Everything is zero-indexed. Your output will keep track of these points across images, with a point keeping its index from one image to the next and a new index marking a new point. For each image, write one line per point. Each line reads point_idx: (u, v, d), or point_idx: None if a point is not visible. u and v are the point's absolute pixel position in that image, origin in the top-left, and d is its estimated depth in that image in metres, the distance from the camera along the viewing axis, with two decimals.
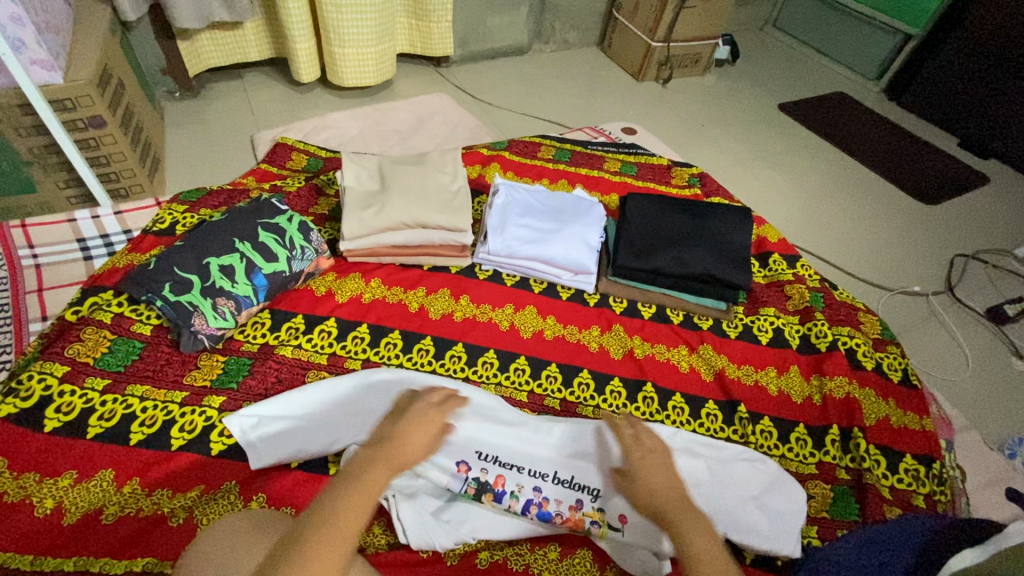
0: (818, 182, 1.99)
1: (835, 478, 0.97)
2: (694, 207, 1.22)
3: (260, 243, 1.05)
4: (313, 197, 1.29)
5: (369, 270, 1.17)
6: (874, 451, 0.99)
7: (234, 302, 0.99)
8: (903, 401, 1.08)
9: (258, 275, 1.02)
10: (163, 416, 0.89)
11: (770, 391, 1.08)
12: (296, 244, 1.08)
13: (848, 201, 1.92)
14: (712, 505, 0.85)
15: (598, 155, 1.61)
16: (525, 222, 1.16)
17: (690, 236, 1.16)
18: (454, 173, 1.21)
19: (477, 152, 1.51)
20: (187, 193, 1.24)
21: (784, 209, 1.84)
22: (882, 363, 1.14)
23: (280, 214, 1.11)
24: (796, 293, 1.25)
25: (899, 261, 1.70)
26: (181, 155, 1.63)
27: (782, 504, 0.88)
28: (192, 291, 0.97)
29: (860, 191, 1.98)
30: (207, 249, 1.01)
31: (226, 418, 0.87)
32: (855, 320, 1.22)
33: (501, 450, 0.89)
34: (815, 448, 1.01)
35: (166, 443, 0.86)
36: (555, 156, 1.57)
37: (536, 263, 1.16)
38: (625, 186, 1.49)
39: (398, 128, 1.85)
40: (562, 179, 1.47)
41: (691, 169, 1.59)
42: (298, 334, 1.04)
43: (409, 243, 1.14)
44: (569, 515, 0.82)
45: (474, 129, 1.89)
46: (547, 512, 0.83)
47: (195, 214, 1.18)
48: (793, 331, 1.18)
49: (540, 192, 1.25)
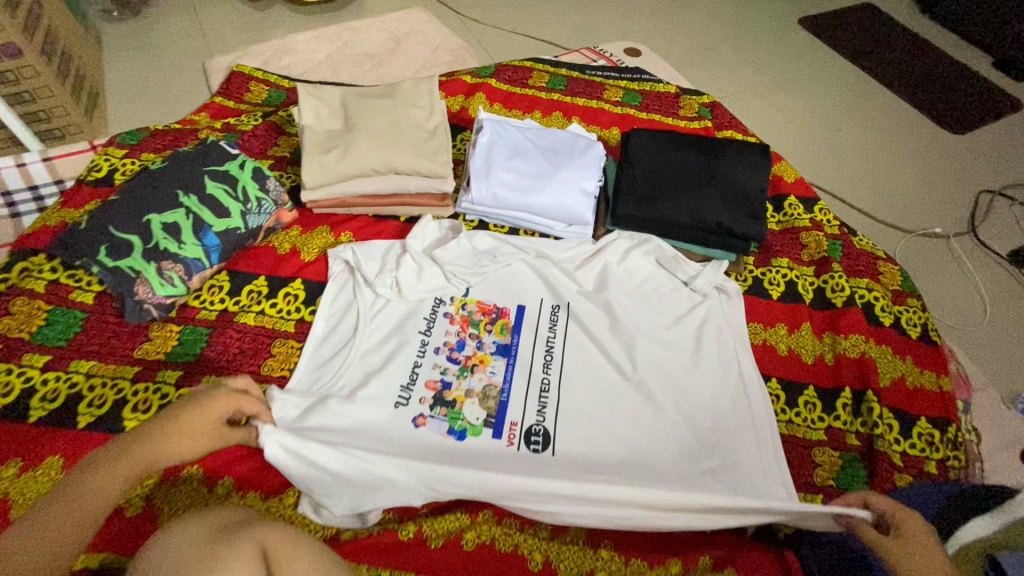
0: (842, 108, 1.77)
1: (845, 444, 0.91)
2: (704, 142, 1.08)
3: (207, 196, 0.91)
4: (272, 137, 1.12)
5: (338, 222, 1.03)
6: (888, 415, 0.93)
7: (182, 266, 0.87)
8: (921, 359, 1.01)
9: (208, 233, 0.89)
10: (113, 394, 0.81)
11: (779, 351, 1.00)
12: (252, 195, 0.94)
13: (876, 131, 1.72)
14: (477, 284, 0.99)
15: (597, 81, 1.37)
16: (513, 166, 1.03)
17: (704, 179, 1.03)
18: (431, 107, 1.03)
19: (459, 79, 1.31)
20: (127, 133, 1.10)
21: (802, 140, 1.64)
22: (901, 318, 1.06)
23: (229, 160, 0.95)
24: (812, 242, 1.13)
25: (924, 202, 1.53)
26: (127, 90, 1.44)
27: (488, 284, 1.00)
28: (133, 254, 0.84)
29: (886, 119, 1.77)
30: (148, 205, 0.88)
31: (726, 330, 0.98)
32: (874, 271, 1.11)
33: (420, 262, 0.96)
34: (824, 413, 0.94)
35: (118, 426, 0.79)
36: (548, 83, 1.35)
37: (524, 214, 1.05)
38: (628, 120, 1.29)
39: (371, 51, 1.61)
40: (555, 112, 1.28)
41: (702, 98, 1.36)
42: (260, 299, 0.93)
43: (382, 192, 1.00)
44: (455, 317, 0.95)
45: (457, 51, 1.66)
46: (459, 343, 0.93)
47: (136, 160, 1.04)
48: (806, 284, 1.08)
49: (531, 129, 1.10)
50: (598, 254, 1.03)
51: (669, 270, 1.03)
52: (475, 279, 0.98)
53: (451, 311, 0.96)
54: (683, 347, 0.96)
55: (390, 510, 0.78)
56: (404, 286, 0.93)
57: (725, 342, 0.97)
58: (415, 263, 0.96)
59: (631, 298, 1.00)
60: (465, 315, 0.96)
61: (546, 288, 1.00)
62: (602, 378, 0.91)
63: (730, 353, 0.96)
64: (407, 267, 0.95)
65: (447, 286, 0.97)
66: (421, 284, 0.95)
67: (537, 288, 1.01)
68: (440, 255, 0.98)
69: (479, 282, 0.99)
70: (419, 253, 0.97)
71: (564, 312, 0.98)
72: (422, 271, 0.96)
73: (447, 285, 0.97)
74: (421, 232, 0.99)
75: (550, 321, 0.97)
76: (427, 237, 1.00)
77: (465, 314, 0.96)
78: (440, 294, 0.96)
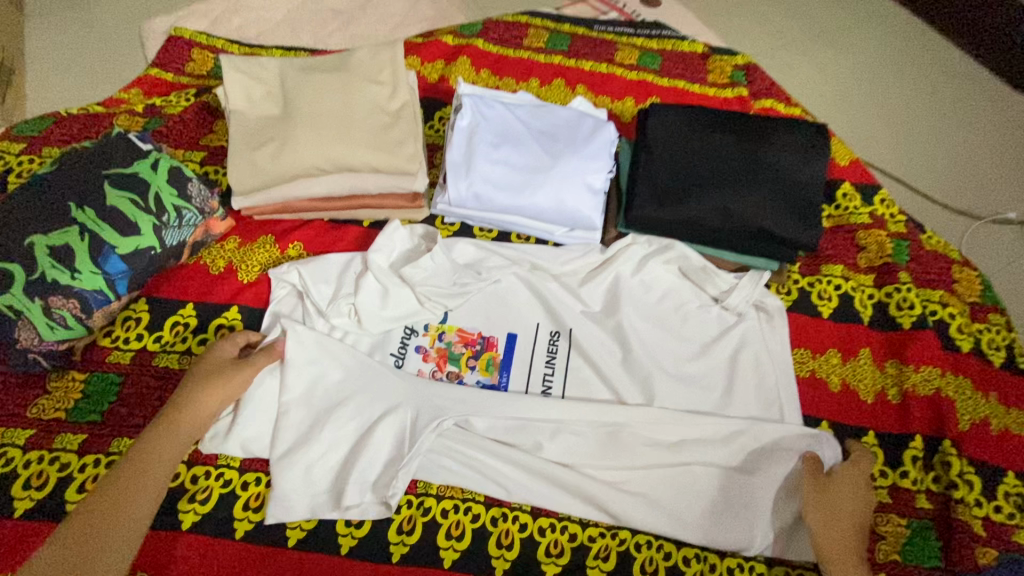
0: (912, 51, 1.44)
1: (913, 509, 0.74)
2: (744, 120, 0.85)
3: (108, 208, 0.71)
4: (205, 121, 0.91)
5: (285, 230, 0.84)
6: (969, 471, 0.75)
7: (78, 302, 0.69)
8: (1010, 394, 0.81)
9: (111, 257, 0.71)
10: (1, 467, 0.66)
11: (831, 386, 0.81)
12: (168, 205, 0.74)
13: (956, 81, 1.39)
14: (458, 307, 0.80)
15: (607, 38, 1.12)
16: (499, 157, 0.82)
17: (742, 170, 0.81)
18: (394, 82, 0.80)
19: (437, 41, 1.07)
20: (28, 121, 0.89)
21: (852, 104, 1.38)
22: (983, 340, 0.85)
23: (138, 158, 0.75)
24: (873, 243, 0.91)
25: (1002, 178, 1.27)
26: (52, 62, 1.23)
27: (471, 308, 0.80)
28: (12, 289, 0.67)
29: (976, 58, 1.41)
30: (29, 222, 0.69)
31: (771, 363, 0.78)
32: (949, 279, 0.90)
33: (387, 284, 0.76)
34: (887, 468, 0.76)
35: (5, 509, 0.64)
36: (547, 42, 1.10)
37: (515, 217, 0.84)
38: (644, 89, 1.05)
39: (338, 4, 1.36)
40: (555, 81, 1.05)
41: (737, 57, 1.11)
42: (186, 335, 0.75)
43: (335, 194, 0.79)
44: (430, 353, 0.77)
45: (442, 3, 1.39)
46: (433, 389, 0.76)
47: (36, 157, 0.85)
48: (865, 297, 0.87)
49: (524, 105, 0.88)
50: (611, 264, 0.82)
51: (700, 279, 0.82)
52: (454, 302, 0.78)
53: (425, 346, 0.78)
54: (714, 385, 0.77)
55: None
56: (363, 314, 0.75)
57: (767, 376, 0.78)
58: (380, 283, 0.76)
59: (652, 319, 0.80)
60: (442, 349, 0.78)
61: (544, 310, 0.81)
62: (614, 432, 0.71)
63: (773, 393, 0.77)
64: (369, 290, 0.76)
65: (420, 311, 0.77)
66: (389, 309, 0.76)
67: (532, 310, 0.81)
68: (410, 272, 0.77)
69: (461, 304, 0.80)
70: (383, 270, 0.77)
71: (564, 340, 0.79)
72: (387, 295, 0.76)
73: (420, 310, 0.77)
74: (386, 243, 0.79)
75: (548, 354, 0.78)
76: (392, 248, 0.80)
77: (443, 347, 0.78)
78: (411, 322, 0.77)
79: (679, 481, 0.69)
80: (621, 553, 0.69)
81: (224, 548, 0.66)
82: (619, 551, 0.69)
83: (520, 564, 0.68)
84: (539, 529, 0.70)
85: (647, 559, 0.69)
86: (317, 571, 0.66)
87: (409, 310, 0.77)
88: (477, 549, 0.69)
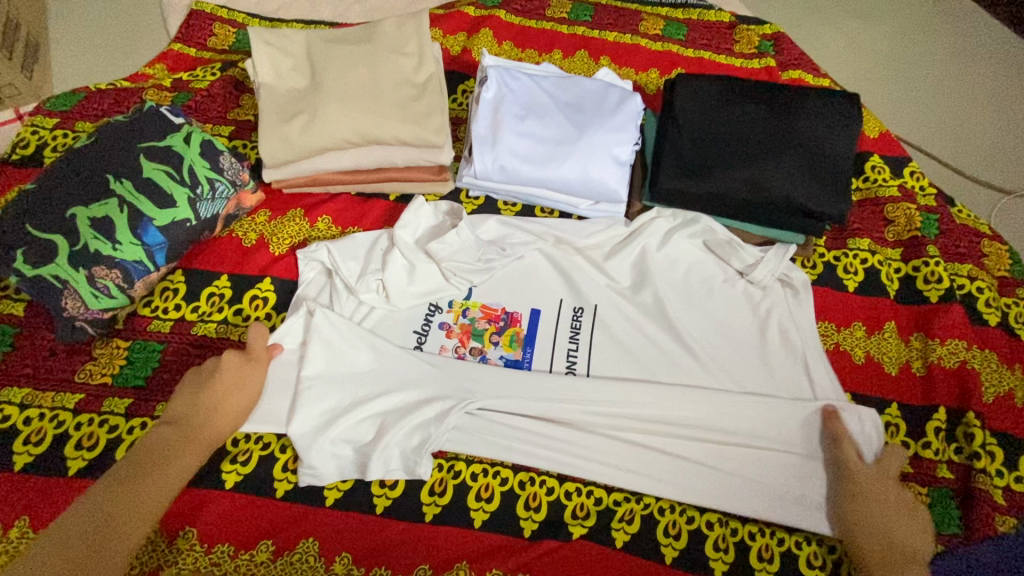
0: (949, 18, 1.39)
1: (935, 479, 0.75)
2: (773, 91, 0.84)
3: (145, 180, 0.73)
4: (232, 96, 0.92)
5: (314, 204, 0.85)
6: (991, 442, 0.75)
7: (120, 272, 0.72)
8: None
9: (149, 229, 0.72)
10: (53, 429, 0.69)
11: (855, 358, 0.81)
12: (201, 177, 0.75)
13: (994, 49, 1.34)
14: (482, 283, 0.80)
15: (631, 8, 1.10)
16: (525, 129, 0.82)
17: (771, 141, 0.81)
18: (420, 53, 0.80)
19: (459, 13, 1.06)
20: (59, 96, 0.90)
21: (882, 75, 1.34)
22: (1010, 314, 0.85)
23: (171, 130, 0.76)
24: (900, 216, 0.90)
25: None
26: (77, 37, 1.23)
27: (495, 284, 0.81)
28: (58, 259, 0.69)
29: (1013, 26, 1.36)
30: (71, 195, 0.71)
31: (798, 340, 0.78)
32: (978, 252, 0.89)
33: (414, 260, 0.78)
34: (909, 438, 0.77)
35: (59, 467, 0.67)
36: (570, 13, 1.08)
37: (540, 189, 0.84)
38: (669, 60, 1.04)
39: None
40: (579, 53, 1.04)
41: (764, 25, 1.08)
42: (221, 305, 0.77)
43: (363, 167, 0.80)
44: (453, 330, 0.78)
45: None
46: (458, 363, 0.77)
47: (69, 131, 0.87)
48: (891, 271, 0.87)
49: (550, 77, 0.87)
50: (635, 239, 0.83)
51: (726, 254, 0.82)
52: (479, 278, 0.79)
53: (448, 323, 0.79)
54: (739, 359, 0.77)
55: (382, 566, 0.67)
56: (390, 290, 0.76)
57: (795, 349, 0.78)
58: (405, 259, 0.78)
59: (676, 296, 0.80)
60: (464, 325, 0.79)
61: (567, 285, 0.81)
62: (639, 399, 0.72)
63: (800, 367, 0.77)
64: (396, 266, 0.77)
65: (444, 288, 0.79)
66: (415, 285, 0.78)
67: (557, 285, 0.82)
68: (435, 249, 0.78)
69: (485, 280, 0.81)
70: (409, 246, 0.78)
71: (588, 316, 0.80)
72: (413, 271, 0.78)
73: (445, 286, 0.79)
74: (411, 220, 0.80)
75: (572, 329, 0.79)
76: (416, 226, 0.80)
77: (466, 322, 0.79)
78: (436, 298, 0.79)
79: (703, 449, 0.71)
80: (644, 517, 0.71)
81: (265, 507, 0.69)
82: (643, 515, 0.71)
83: (547, 526, 0.70)
84: (565, 493, 0.72)
85: (670, 523, 0.71)
86: (353, 530, 0.69)
87: (434, 286, 0.79)
88: (505, 511, 0.71)
